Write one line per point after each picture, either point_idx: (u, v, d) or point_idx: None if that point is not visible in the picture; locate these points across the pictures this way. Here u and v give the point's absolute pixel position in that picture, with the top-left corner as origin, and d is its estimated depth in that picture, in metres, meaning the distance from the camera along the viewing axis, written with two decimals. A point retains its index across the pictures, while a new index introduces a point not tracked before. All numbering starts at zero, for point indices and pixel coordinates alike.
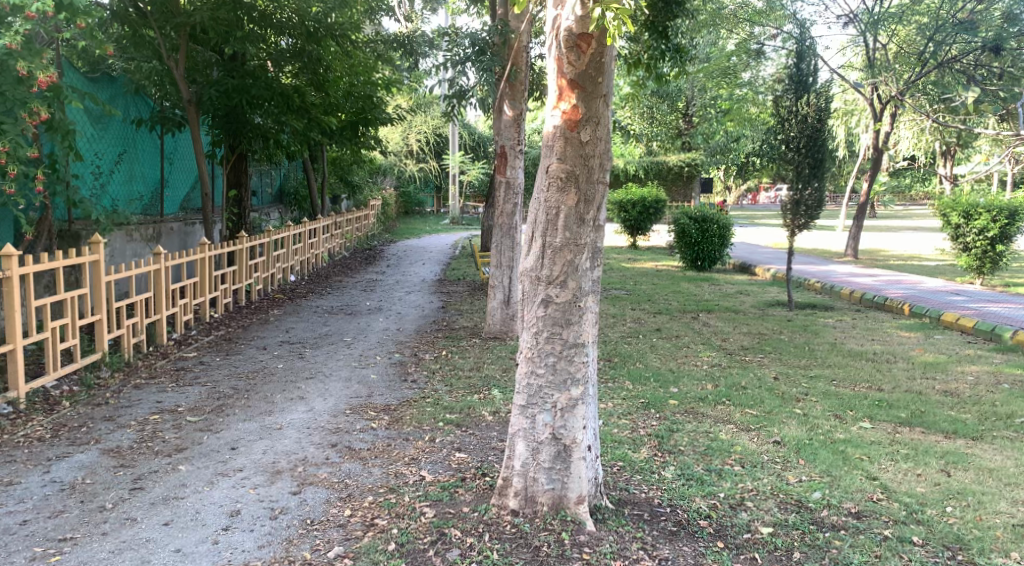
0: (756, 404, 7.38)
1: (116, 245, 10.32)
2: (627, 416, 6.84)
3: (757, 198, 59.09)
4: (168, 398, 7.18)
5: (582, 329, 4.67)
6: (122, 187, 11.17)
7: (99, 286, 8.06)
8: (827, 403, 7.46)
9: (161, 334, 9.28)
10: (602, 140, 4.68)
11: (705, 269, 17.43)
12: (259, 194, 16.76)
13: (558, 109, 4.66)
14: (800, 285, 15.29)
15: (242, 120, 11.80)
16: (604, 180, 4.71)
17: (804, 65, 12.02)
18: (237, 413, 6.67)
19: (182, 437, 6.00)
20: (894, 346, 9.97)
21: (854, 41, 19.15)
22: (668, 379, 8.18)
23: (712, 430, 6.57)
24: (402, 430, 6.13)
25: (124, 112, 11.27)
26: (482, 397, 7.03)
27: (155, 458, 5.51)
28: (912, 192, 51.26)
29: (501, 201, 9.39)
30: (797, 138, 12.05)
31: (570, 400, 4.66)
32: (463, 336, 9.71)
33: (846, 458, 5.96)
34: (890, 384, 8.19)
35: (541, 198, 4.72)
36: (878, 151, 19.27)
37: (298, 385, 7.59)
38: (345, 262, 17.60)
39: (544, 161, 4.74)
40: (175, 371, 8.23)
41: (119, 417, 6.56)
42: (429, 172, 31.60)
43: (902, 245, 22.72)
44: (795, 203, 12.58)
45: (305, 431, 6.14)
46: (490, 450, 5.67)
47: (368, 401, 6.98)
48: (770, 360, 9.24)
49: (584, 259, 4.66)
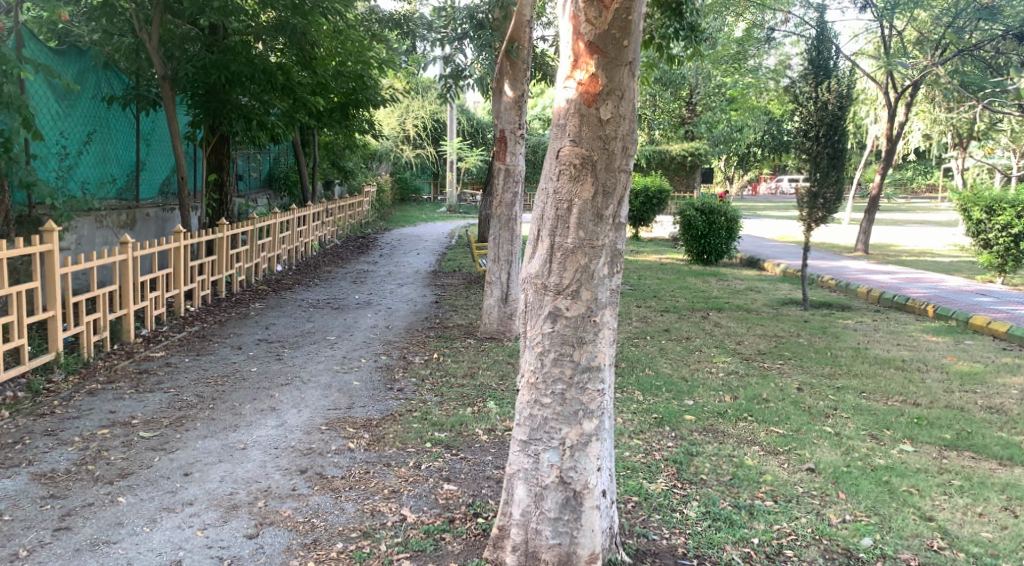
0: (782, 421, 6.60)
1: (83, 232, 9.51)
2: (640, 435, 6.06)
3: (759, 187, 57.85)
4: (123, 407, 6.40)
5: (598, 350, 3.94)
6: (93, 169, 10.38)
7: (53, 279, 7.28)
8: (860, 421, 6.67)
9: (127, 331, 8.48)
10: (626, 118, 3.90)
11: (712, 263, 16.60)
12: (246, 178, 15.94)
13: (572, 80, 3.89)
14: (813, 283, 14.47)
15: (223, 98, 10.97)
16: (627, 168, 3.95)
17: (824, 49, 11.23)
18: (199, 428, 5.89)
19: (130, 459, 5.21)
20: (923, 353, 9.19)
21: (867, 28, 18.19)
22: (681, 389, 7.40)
23: (737, 453, 5.80)
24: (383, 453, 5.34)
25: (94, 89, 10.46)
26: (476, 410, 6.26)
27: (92, 487, 4.74)
28: (916, 183, 50.29)
29: (500, 189, 8.51)
30: (816, 126, 11.23)
31: (582, 436, 3.95)
32: (457, 336, 8.92)
33: (893, 491, 5.17)
34: (928, 397, 7.41)
35: (550, 189, 3.99)
36: (892, 142, 18.37)
37: (270, 394, 6.80)
38: (336, 251, 16.80)
39: (555, 143, 3.98)
40: (137, 374, 7.43)
41: (62, 431, 5.77)
42: (425, 159, 30.75)
43: (914, 240, 21.87)
44: (813, 195, 11.69)
45: (272, 453, 5.35)
46: (485, 481, 4.90)
47: (347, 415, 6.19)
48: (791, 366, 8.46)
49: (602, 264, 3.92)
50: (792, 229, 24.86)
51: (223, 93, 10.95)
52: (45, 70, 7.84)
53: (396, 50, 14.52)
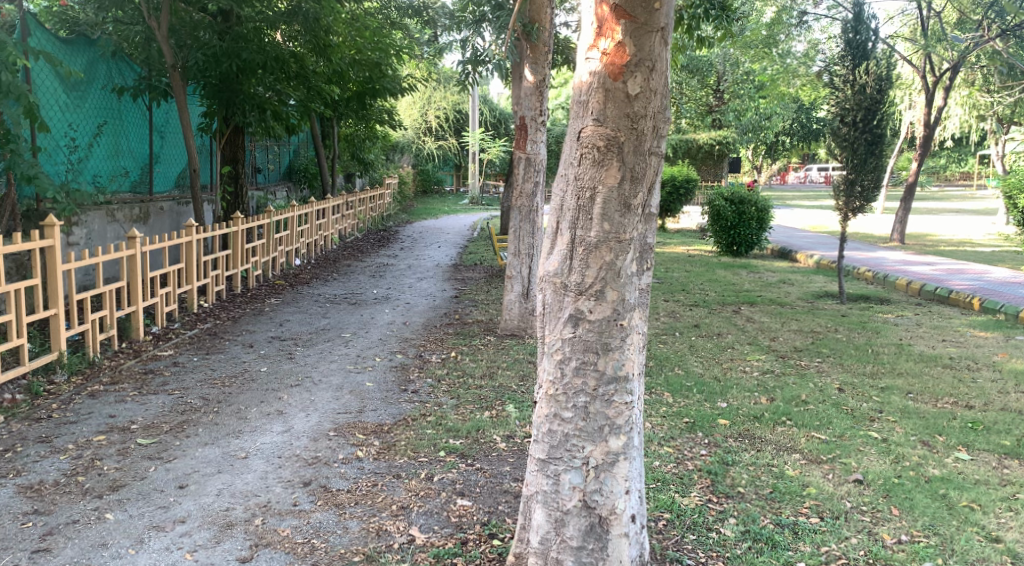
0: (823, 425, 6.15)
1: (95, 226, 9.20)
2: (671, 442, 5.63)
3: (787, 176, 56.97)
4: (123, 411, 6.05)
5: (625, 358, 3.56)
6: (104, 162, 10.07)
7: (55, 275, 6.94)
8: (909, 425, 6.20)
9: (136, 329, 8.14)
10: (657, 93, 3.49)
11: (742, 254, 16.06)
12: (264, 170, 15.63)
13: (596, 50, 3.48)
14: (850, 275, 13.89)
15: (236, 88, 10.53)
16: (658, 150, 3.54)
17: (862, 30, 10.69)
18: (201, 434, 5.55)
19: (123, 469, 4.86)
20: (971, 350, 8.66)
21: (903, 10, 17.52)
22: (713, 389, 6.95)
23: (776, 462, 5.37)
24: (394, 463, 4.96)
25: (105, 79, 10.14)
26: (494, 414, 5.87)
27: (79, 501, 4.41)
28: (949, 170, 49.36)
29: (521, 179, 8.10)
30: (853, 110, 10.67)
31: (608, 455, 3.60)
32: (476, 333, 8.50)
33: (952, 507, 4.74)
34: (981, 399, 6.91)
35: (571, 175, 3.59)
36: (930, 128, 17.65)
37: (278, 396, 6.45)
38: (357, 244, 16.48)
39: (576, 123, 3.58)
40: (142, 375, 7.09)
41: (56, 438, 5.43)
42: (448, 150, 30.39)
43: (952, 229, 21.17)
44: (850, 182, 11.11)
45: (275, 463, 5.00)
46: (502, 495, 4.53)
47: (357, 419, 5.81)
48: (830, 365, 7.98)
49: (629, 261, 3.53)
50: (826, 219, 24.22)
51: (236, 82, 10.51)
52: (46, 56, 7.46)
53: (416, 39, 14.14)
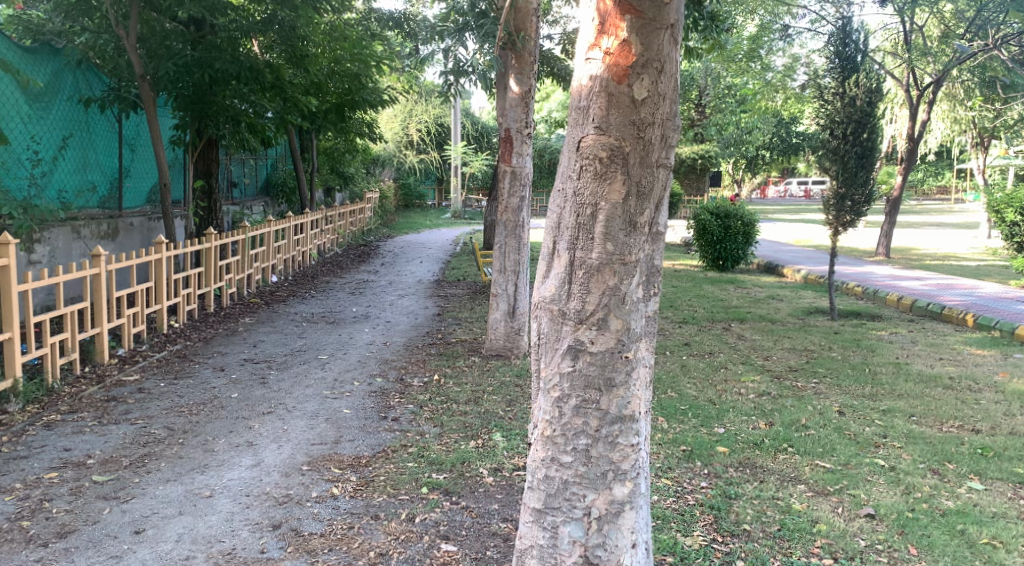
0: (826, 452, 5.82)
1: (59, 243, 8.75)
2: (669, 473, 5.29)
3: (767, 190, 57.02)
4: (80, 443, 5.63)
5: (629, 396, 3.45)
6: (71, 176, 9.62)
7: (10, 296, 6.47)
8: (916, 451, 5.88)
9: (100, 352, 7.65)
10: (664, 98, 3.37)
11: (728, 269, 15.78)
12: (240, 184, 15.19)
13: (598, 50, 3.36)
14: (839, 290, 13.64)
15: (210, 99, 10.09)
16: (666, 162, 3.42)
17: (851, 41, 10.44)
18: (164, 468, 5.15)
19: (75, 511, 4.47)
20: (970, 369, 8.38)
21: (885, 24, 17.20)
22: (709, 414, 6.60)
23: (782, 494, 5.04)
24: (373, 501, 4.60)
25: (72, 89, 9.73)
26: (480, 444, 5.50)
27: (22, 550, 4.08)
28: (927, 184, 49.61)
29: (506, 194, 7.76)
30: (844, 123, 10.39)
31: (613, 503, 3.50)
32: (460, 353, 8.12)
33: (973, 545, 4.47)
34: (987, 422, 6.62)
35: (569, 189, 3.46)
36: (914, 142, 17.46)
37: (249, 424, 6.05)
38: (337, 260, 16.07)
39: (575, 131, 3.45)
40: (104, 403, 6.65)
41: (3, 476, 5.00)
42: (429, 164, 30.09)
43: (937, 243, 21.00)
44: (840, 197, 10.78)
45: (241, 501, 4.61)
46: (491, 539, 4.24)
47: (333, 451, 5.43)
48: (828, 386, 7.66)
49: (634, 285, 3.41)
50: (814, 233, 24.05)
51: (210, 93, 10.09)
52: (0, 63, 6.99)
53: (395, 51, 13.75)
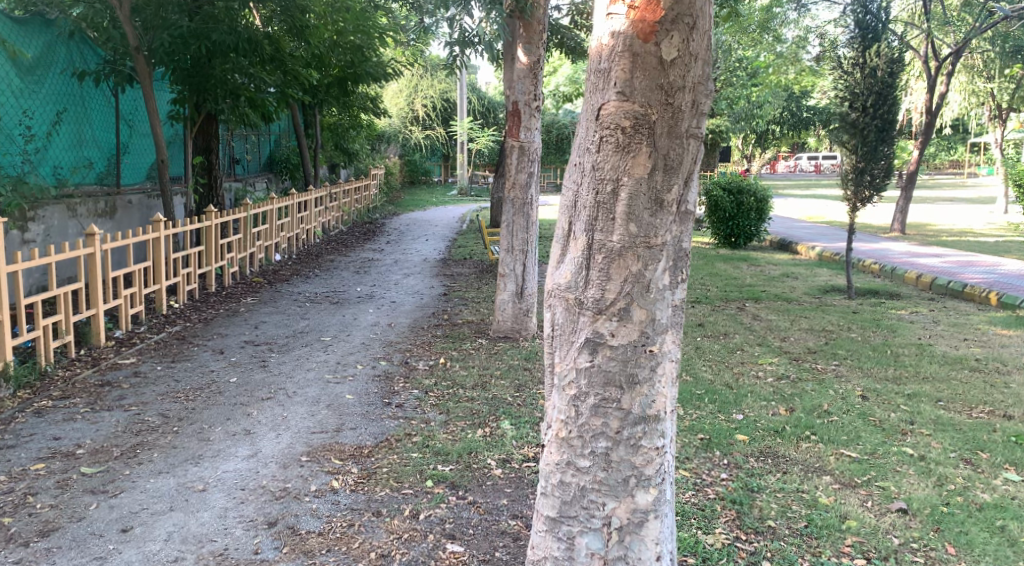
0: (852, 440, 5.53)
1: (54, 221, 8.47)
2: (687, 464, 5.01)
3: (777, 165, 56.42)
4: (70, 431, 5.38)
5: (654, 394, 3.17)
6: (65, 152, 9.34)
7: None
8: (946, 439, 5.60)
9: (96, 334, 7.40)
10: (696, 59, 3.06)
11: (740, 246, 15.45)
12: (242, 160, 14.89)
13: (621, 4, 3.06)
14: (855, 268, 13.28)
15: (208, 72, 9.78)
16: (697, 132, 3.11)
17: (872, 9, 10.01)
18: (157, 459, 4.90)
19: (60, 506, 4.23)
20: (996, 350, 8.07)
21: None
22: (726, 399, 6.32)
23: (808, 486, 4.76)
24: (375, 496, 4.34)
25: (65, 61, 9.41)
26: (487, 432, 5.24)
27: (1, 551, 3.84)
28: (939, 159, 48.99)
29: (513, 169, 7.46)
30: (864, 95, 9.99)
31: (635, 512, 3.24)
32: (467, 335, 7.84)
33: (1014, 542, 4.19)
34: (1019, 407, 6.32)
35: (588, 163, 3.17)
36: (932, 116, 17.00)
37: (247, 411, 5.80)
38: (341, 238, 15.79)
39: (595, 97, 3.15)
40: (98, 388, 6.40)
41: None
42: (434, 140, 29.71)
43: (953, 219, 20.60)
44: (859, 171, 10.39)
45: (236, 496, 4.36)
46: (499, 538, 3.98)
47: (333, 440, 5.17)
48: (849, 369, 7.37)
49: (660, 271, 3.12)
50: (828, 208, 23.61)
51: (207, 66, 9.78)
52: None
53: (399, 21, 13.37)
